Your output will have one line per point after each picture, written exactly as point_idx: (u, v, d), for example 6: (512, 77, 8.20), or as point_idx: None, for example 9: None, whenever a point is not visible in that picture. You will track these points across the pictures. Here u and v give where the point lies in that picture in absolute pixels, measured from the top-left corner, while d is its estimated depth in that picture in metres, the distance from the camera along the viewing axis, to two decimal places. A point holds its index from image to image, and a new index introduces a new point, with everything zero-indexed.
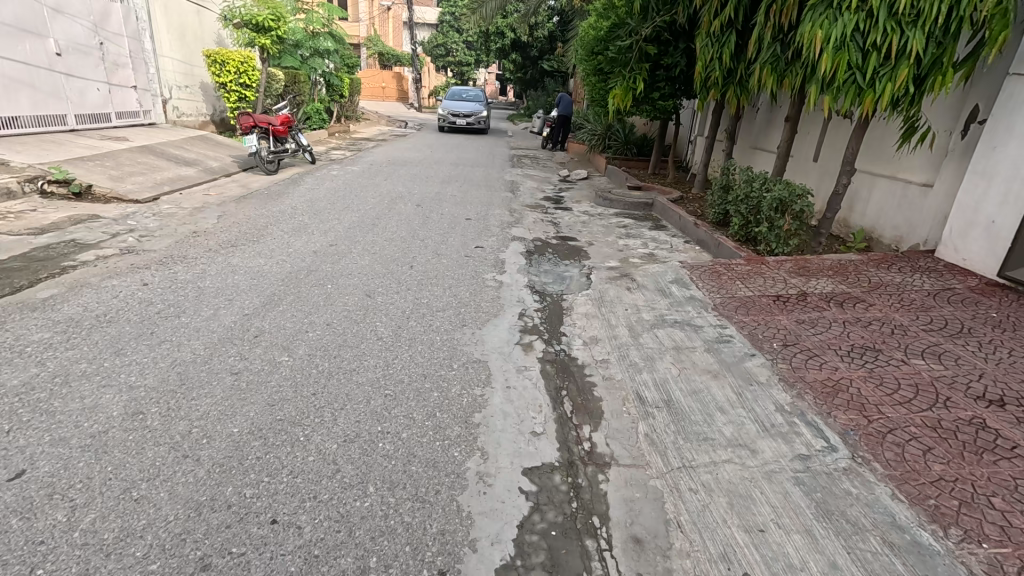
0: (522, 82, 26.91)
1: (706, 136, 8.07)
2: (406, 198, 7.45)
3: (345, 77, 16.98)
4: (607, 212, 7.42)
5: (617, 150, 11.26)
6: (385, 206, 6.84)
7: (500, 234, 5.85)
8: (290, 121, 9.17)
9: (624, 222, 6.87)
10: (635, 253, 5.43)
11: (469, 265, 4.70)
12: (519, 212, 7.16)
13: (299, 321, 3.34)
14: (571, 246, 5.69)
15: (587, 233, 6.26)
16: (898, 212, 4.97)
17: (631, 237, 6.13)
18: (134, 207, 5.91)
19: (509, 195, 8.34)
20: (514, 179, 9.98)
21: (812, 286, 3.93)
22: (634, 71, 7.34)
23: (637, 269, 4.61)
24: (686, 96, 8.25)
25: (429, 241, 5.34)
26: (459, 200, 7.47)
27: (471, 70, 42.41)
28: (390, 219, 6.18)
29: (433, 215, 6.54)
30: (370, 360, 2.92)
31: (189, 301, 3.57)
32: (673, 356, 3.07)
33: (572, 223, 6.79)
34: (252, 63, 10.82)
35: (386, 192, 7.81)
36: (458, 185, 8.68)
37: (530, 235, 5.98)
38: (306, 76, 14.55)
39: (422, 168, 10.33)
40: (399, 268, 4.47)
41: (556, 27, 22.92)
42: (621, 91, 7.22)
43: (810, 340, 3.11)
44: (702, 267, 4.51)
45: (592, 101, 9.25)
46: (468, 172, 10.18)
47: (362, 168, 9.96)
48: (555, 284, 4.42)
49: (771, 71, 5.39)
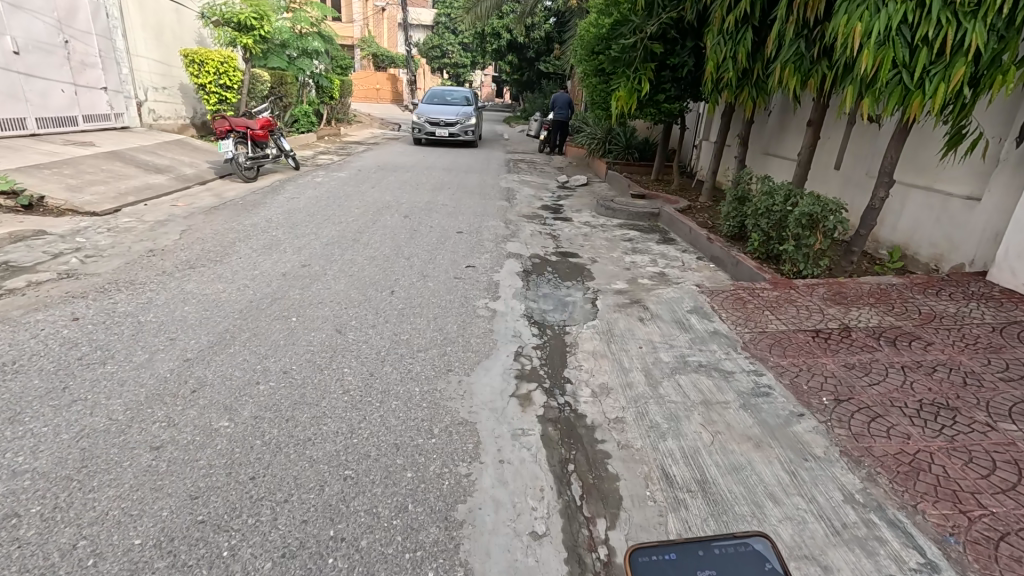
0: (518, 83, 26.44)
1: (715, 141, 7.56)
2: (394, 208, 6.90)
3: (336, 78, 16.41)
4: (610, 224, 6.88)
5: (619, 155, 10.75)
6: (369, 217, 6.29)
7: (494, 251, 5.31)
8: (272, 125, 8.60)
9: (629, 235, 6.33)
10: (644, 273, 4.89)
11: (458, 289, 4.15)
12: (515, 223, 6.62)
13: (251, 368, 2.78)
14: (572, 264, 5.15)
15: (589, 248, 5.71)
16: (938, 228, 4.45)
17: (638, 252, 5.59)
18: (90, 221, 5.35)
19: (505, 204, 7.79)
20: (510, 185, 9.43)
21: (854, 318, 3.39)
22: (639, 71, 6.81)
23: (649, 294, 4.06)
24: (693, 98, 7.73)
25: (414, 259, 4.80)
26: (451, 210, 6.92)
27: (467, 71, 41.87)
28: (374, 232, 5.63)
29: (421, 227, 6.00)
30: (331, 424, 2.37)
31: (123, 341, 3.01)
32: (702, 415, 2.52)
33: (573, 236, 6.25)
34: (233, 62, 10.28)
35: (373, 200, 7.27)
36: (450, 193, 8.12)
37: (528, 251, 5.44)
38: (294, 78, 14.00)
39: (413, 173, 9.77)
40: (378, 295, 3.92)
41: (554, 26, 22.41)
42: (625, 92, 6.68)
43: (868, 394, 2.57)
44: (723, 291, 3.96)
45: (593, 104, 8.72)
46: (461, 178, 9.63)
47: (350, 174, 9.40)
48: (556, 312, 3.88)
49: (794, 71, 4.85)
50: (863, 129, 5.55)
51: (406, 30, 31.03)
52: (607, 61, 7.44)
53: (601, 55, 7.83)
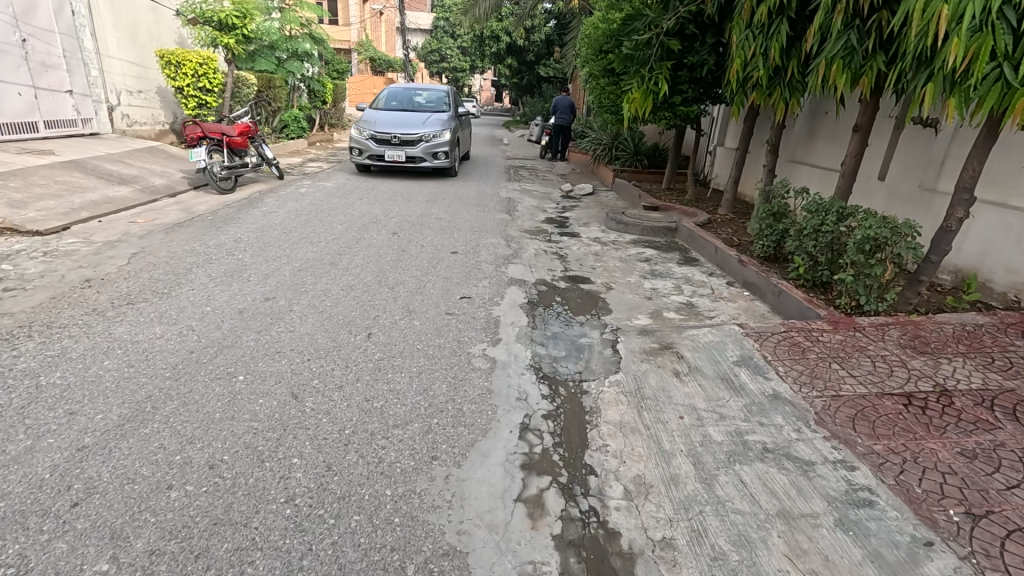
0: (517, 87, 25.88)
1: (738, 147, 6.86)
2: (382, 223, 6.21)
3: (328, 82, 15.72)
4: (623, 241, 6.18)
5: (627, 162, 10.09)
6: (353, 234, 5.60)
7: (493, 276, 4.60)
8: (251, 131, 7.91)
9: (645, 254, 5.62)
10: (669, 305, 4.19)
11: (449, 329, 3.44)
12: (517, 240, 5.92)
13: (167, 462, 2.07)
14: (584, 292, 4.44)
15: (601, 271, 4.99)
16: (1021, 252, 3.74)
17: (658, 277, 4.87)
18: (27, 243, 4.64)
19: (505, 217, 7.08)
20: (511, 196, 8.72)
21: (949, 377, 2.67)
22: (654, 71, 6.11)
23: (681, 336, 3.35)
24: (712, 100, 7.03)
25: (400, 289, 4.10)
26: (445, 226, 6.23)
27: (465, 76, 41.29)
28: (356, 254, 4.93)
29: (409, 247, 5.30)
30: (260, 564, 1.66)
31: (3, 416, 2.29)
32: (784, 536, 1.81)
33: (582, 255, 5.53)
34: (212, 64, 9.61)
35: (359, 214, 6.57)
36: (445, 206, 7.41)
37: (532, 275, 4.72)
38: (283, 81, 13.34)
39: (405, 183, 9.07)
40: (352, 340, 3.21)
41: (553, 29, 21.96)
42: (639, 94, 5.98)
43: (1012, 505, 1.86)
44: (773, 335, 3.24)
45: (600, 108, 8.03)
46: (458, 188, 8.92)
47: (337, 184, 8.69)
48: (569, 360, 3.18)
49: (843, 68, 4.15)
50: (914, 136, 4.89)
51: (403, 33, 30.41)
52: (617, 61, 6.77)
53: (609, 55, 7.20)
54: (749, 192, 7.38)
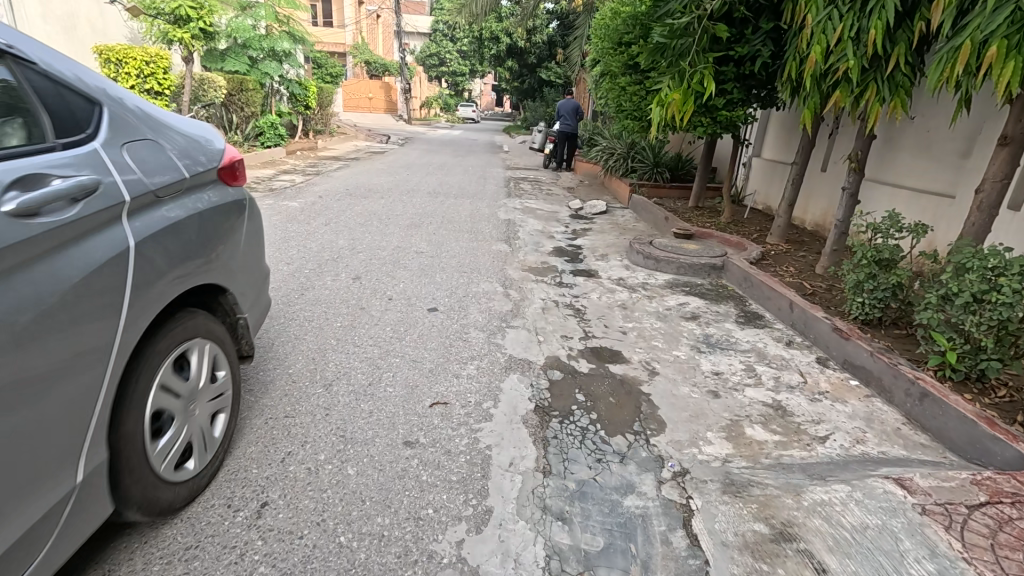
0: (519, 91, 24.62)
1: (797, 161, 5.49)
2: (344, 261, 4.85)
3: (311, 85, 14.54)
4: (656, 285, 4.78)
5: (645, 175, 8.76)
6: (300, 282, 4.24)
7: (484, 353, 3.21)
8: None
9: (688, 308, 4.21)
10: (746, 408, 2.78)
11: (400, 488, 2.04)
12: (518, 286, 4.54)
13: None
14: (616, 379, 3.05)
15: (636, 341, 3.59)
16: None
17: (716, 351, 3.47)
18: None
19: (504, 249, 5.70)
20: (511, 217, 7.33)
21: None
22: (694, 64, 4.69)
23: (807, 507, 1.94)
24: (762, 101, 5.61)
25: (339, 388, 2.71)
26: (423, 265, 4.87)
27: (464, 79, 40.09)
28: (292, 317, 3.54)
29: (372, 301, 3.93)
30: None
31: None
32: None
33: (605, 310, 4.13)
34: (161, 62, 8.24)
35: (319, 248, 5.21)
36: (429, 235, 6.03)
37: (539, 351, 3.32)
38: (257, 83, 12.07)
39: (386, 203, 7.72)
40: (227, 527, 1.82)
41: (555, 30, 20.89)
42: (678, 93, 4.55)
43: None
44: (981, 515, 1.83)
45: (618, 111, 6.60)
46: (447, 209, 7.54)
47: (305, 205, 7.36)
48: (616, 561, 1.78)
49: (1014, 54, 2.74)
50: None
51: (400, 36, 29.23)
52: (646, 52, 5.36)
53: (634, 46, 5.81)
54: (817, 218, 6.00)
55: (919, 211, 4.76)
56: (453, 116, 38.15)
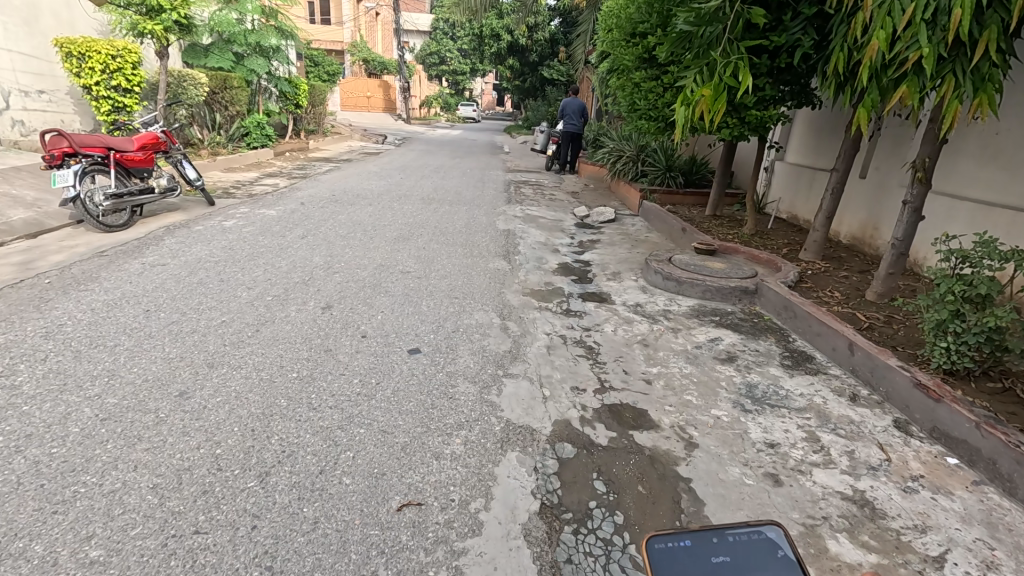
0: (520, 90, 23.93)
1: (838, 169, 4.81)
2: (315, 284, 4.17)
3: (302, 83, 13.85)
4: (680, 313, 4.09)
5: (657, 180, 8.09)
6: (256, 314, 3.55)
7: (474, 417, 2.53)
8: (160, 143, 5.93)
9: (721, 345, 3.52)
10: (821, 504, 2.10)
11: None
12: (519, 316, 3.86)
13: None
14: (644, 456, 2.36)
15: (663, 394, 2.91)
16: None
17: (765, 408, 2.78)
18: None
19: (502, 267, 5.01)
20: (511, 227, 6.65)
21: None
22: (727, 53, 3.98)
23: None
24: (797, 99, 4.92)
25: (279, 481, 2.03)
26: (408, 289, 4.19)
27: (465, 79, 39.39)
28: (239, 366, 2.85)
29: (341, 340, 3.24)
30: None
31: None
32: None
33: (623, 349, 3.44)
34: (129, 57, 7.56)
35: (289, 268, 4.52)
36: (418, 249, 5.35)
37: (545, 412, 2.64)
38: (242, 81, 11.39)
39: (374, 211, 7.04)
40: None
41: (558, 28, 20.28)
42: (709, 87, 3.82)
43: None
44: None
45: (630, 110, 5.92)
46: (441, 218, 6.86)
47: (284, 214, 6.67)
48: None
49: None
50: None
51: (398, 33, 28.57)
52: (666, 43, 4.66)
53: (651, 38, 5.13)
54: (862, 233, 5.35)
55: (988, 227, 4.07)
56: (453, 115, 37.46)
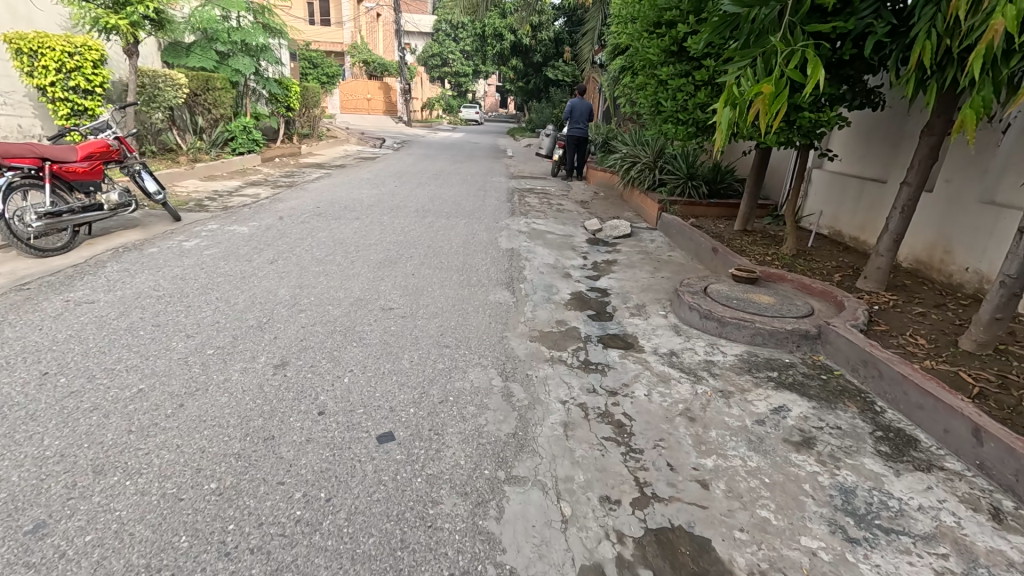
0: (524, 92, 23.14)
1: (911, 184, 3.99)
2: (273, 330, 3.37)
3: (293, 84, 13.07)
4: (726, 367, 3.27)
5: (678, 190, 7.28)
6: (186, 377, 2.75)
7: (461, 568, 1.72)
8: (110, 152, 5.14)
9: (790, 419, 2.70)
10: None
11: None
12: (525, 373, 3.05)
13: None
14: None
15: (728, 508, 2.09)
16: None
17: (879, 535, 1.96)
18: None
19: (505, 299, 4.20)
20: (515, 245, 5.84)
21: None
22: (788, 40, 3.14)
23: None
24: (856, 98, 4.10)
25: None
26: (389, 336, 3.39)
27: (468, 80, 38.66)
28: (137, 473, 2.04)
29: (290, 421, 2.43)
30: None
31: None
32: None
33: (662, 426, 2.63)
34: (90, 54, 6.80)
35: (246, 306, 3.72)
36: (406, 277, 4.54)
37: (566, 552, 1.82)
38: (227, 82, 10.64)
39: (360, 227, 6.24)
40: None
41: (563, 27, 19.51)
42: (769, 82, 2.95)
43: None
44: None
45: (653, 112, 5.12)
46: (436, 234, 6.06)
47: (257, 230, 5.88)
48: None
49: None
50: None
51: (398, 34, 27.85)
52: (706, 30, 3.83)
53: (682, 27, 4.31)
54: (937, 259, 4.50)
55: None
56: (455, 117, 36.73)
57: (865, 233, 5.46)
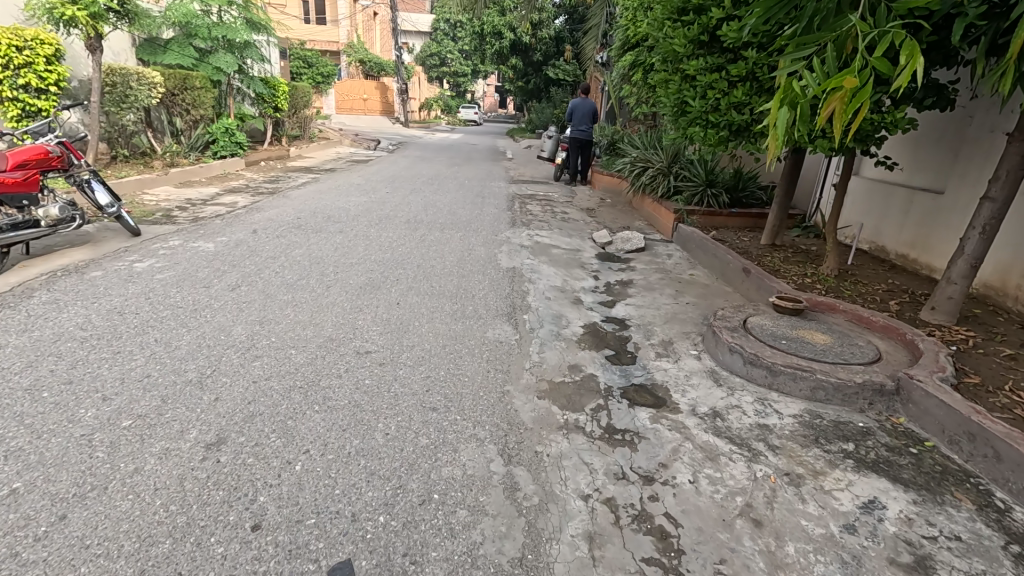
0: (523, 92, 22.47)
1: (997, 200, 3.31)
2: (215, 387, 2.68)
3: (281, 84, 12.39)
4: (787, 435, 2.59)
5: (696, 198, 6.60)
6: (81, 469, 2.05)
7: None
8: (48, 158, 4.47)
9: (888, 523, 2.03)
10: None
11: None
12: (533, 450, 2.37)
13: None
14: None
15: None
16: None
17: None
18: None
19: (506, 337, 3.51)
20: (516, 264, 5.15)
21: None
22: (871, 19, 2.45)
23: None
24: (927, 95, 3.41)
25: None
26: (362, 394, 2.71)
27: (466, 80, 37.99)
28: None
29: (209, 544, 1.75)
30: None
31: None
32: None
33: (721, 538, 1.95)
34: (42, 49, 6.11)
35: (189, 351, 3.03)
36: (390, 307, 3.84)
37: None
38: (208, 81, 9.96)
39: (343, 242, 5.55)
40: None
41: (563, 25, 18.83)
42: (849, 72, 2.27)
43: None
44: None
45: (677, 112, 4.45)
46: (428, 251, 5.38)
47: (224, 247, 5.19)
48: None
49: None
50: None
51: (395, 33, 27.15)
52: (752, 12, 3.16)
53: (717, 11, 3.63)
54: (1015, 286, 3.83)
55: None
56: (453, 118, 36.03)
57: (916, 249, 4.80)
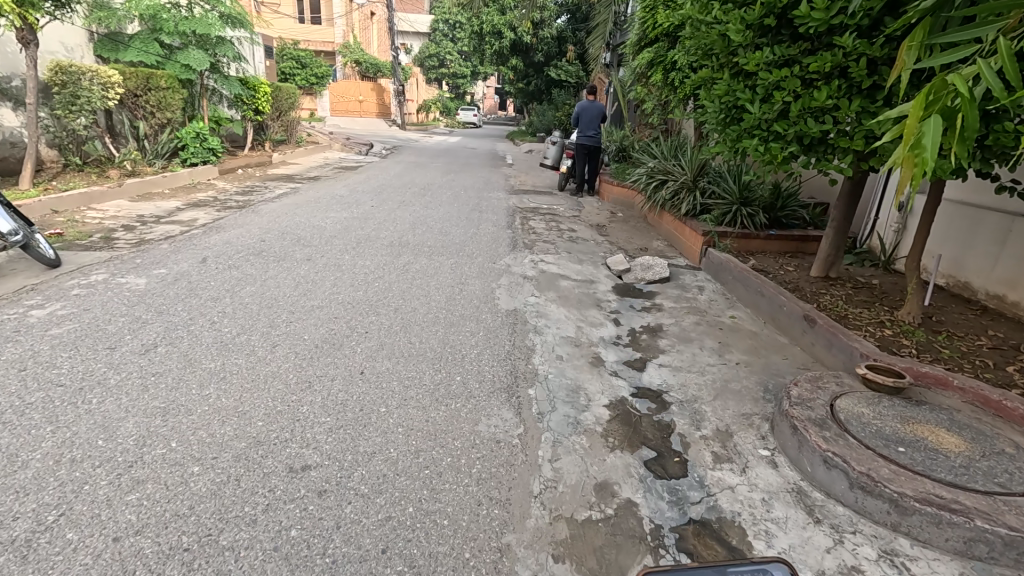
0: (523, 94, 21.47)
1: None
2: (44, 560, 1.69)
3: (263, 84, 11.42)
4: None
5: (729, 218, 5.63)
6: None
7: None
8: None
9: None
10: None
11: None
12: None
13: None
14: None
15: None
16: None
17: None
18: None
19: (505, 433, 2.53)
20: (518, 305, 4.17)
21: None
22: None
23: None
24: None
25: None
26: (277, 566, 1.73)
27: (466, 81, 37.00)
28: None
29: None
30: None
31: None
32: None
33: None
34: None
35: (37, 476, 2.05)
36: (348, 382, 2.86)
37: None
38: (177, 80, 9.00)
39: (307, 274, 4.57)
40: None
41: (565, 24, 17.85)
42: None
43: None
44: None
45: (725, 121, 3.49)
46: (410, 287, 4.40)
47: (158, 283, 4.21)
48: None
49: None
50: None
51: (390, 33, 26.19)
52: None
53: None
54: None
55: None
56: (452, 121, 35.04)
57: (1017, 290, 3.82)
